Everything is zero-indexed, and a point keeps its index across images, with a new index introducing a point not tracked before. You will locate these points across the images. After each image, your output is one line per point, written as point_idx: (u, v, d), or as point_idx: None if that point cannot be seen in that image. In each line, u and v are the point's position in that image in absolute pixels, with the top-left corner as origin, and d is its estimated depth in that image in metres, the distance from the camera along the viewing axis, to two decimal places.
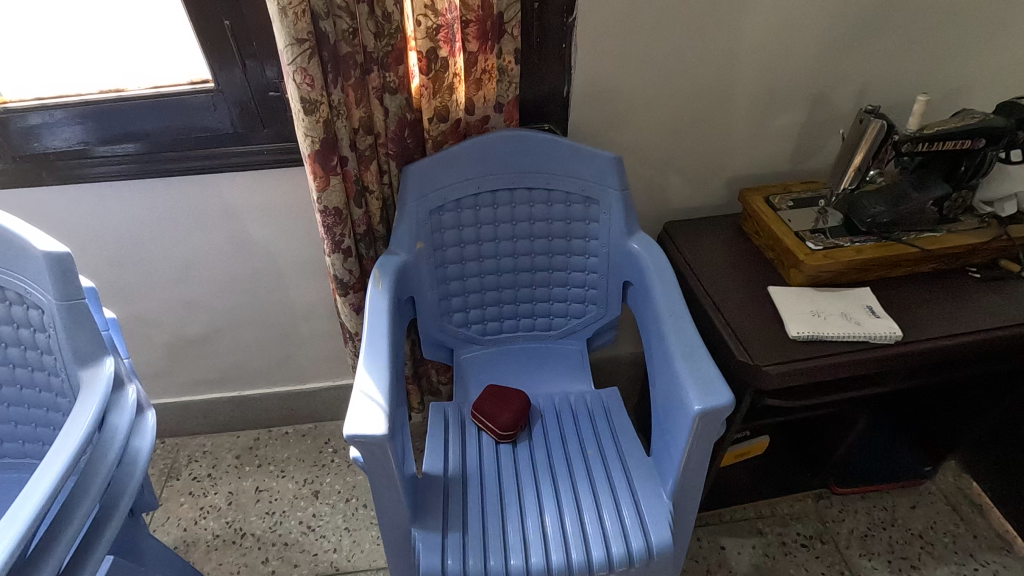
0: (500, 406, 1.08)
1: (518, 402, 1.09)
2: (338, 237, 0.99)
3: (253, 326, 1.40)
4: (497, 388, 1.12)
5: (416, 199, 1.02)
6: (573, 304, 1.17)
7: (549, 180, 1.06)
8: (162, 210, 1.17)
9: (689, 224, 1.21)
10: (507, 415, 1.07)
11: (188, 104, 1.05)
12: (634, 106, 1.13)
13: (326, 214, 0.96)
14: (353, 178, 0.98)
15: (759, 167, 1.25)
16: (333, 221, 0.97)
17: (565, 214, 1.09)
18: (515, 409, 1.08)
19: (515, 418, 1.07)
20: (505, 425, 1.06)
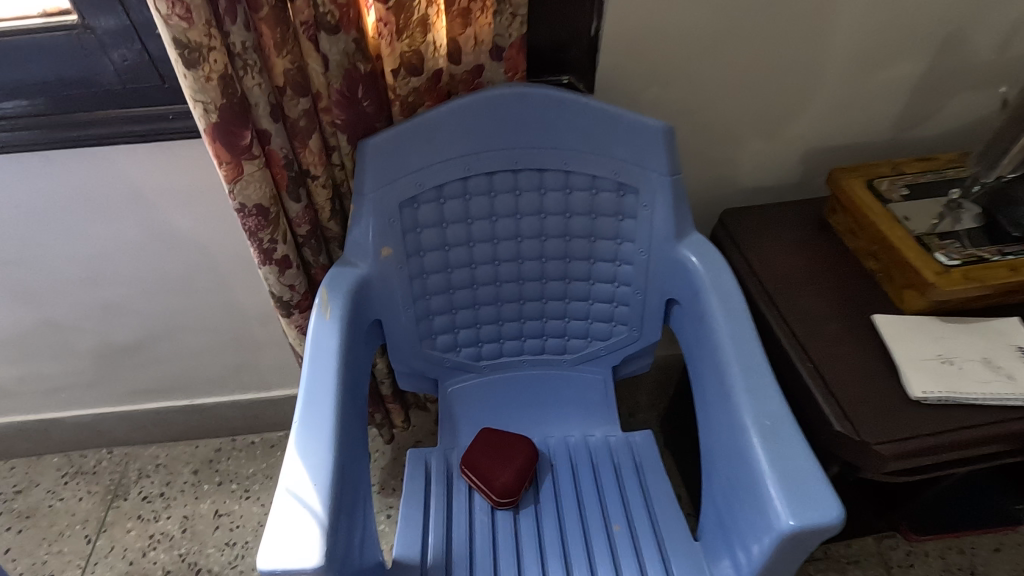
0: (497, 460, 0.82)
1: (521, 457, 0.82)
2: (267, 244, 0.71)
3: (195, 331, 1.13)
4: (494, 434, 0.86)
5: (380, 187, 0.73)
6: (595, 323, 0.87)
7: (568, 159, 0.76)
8: (48, 194, 0.88)
9: (753, 216, 0.89)
10: (507, 473, 0.81)
11: (52, 47, 0.73)
12: (690, 48, 0.80)
13: (245, 214, 0.67)
14: (283, 164, 0.67)
15: (853, 134, 0.92)
16: (257, 224, 0.68)
17: (589, 206, 0.78)
18: (516, 467, 0.81)
19: (517, 478, 0.81)
20: (503, 487, 0.80)
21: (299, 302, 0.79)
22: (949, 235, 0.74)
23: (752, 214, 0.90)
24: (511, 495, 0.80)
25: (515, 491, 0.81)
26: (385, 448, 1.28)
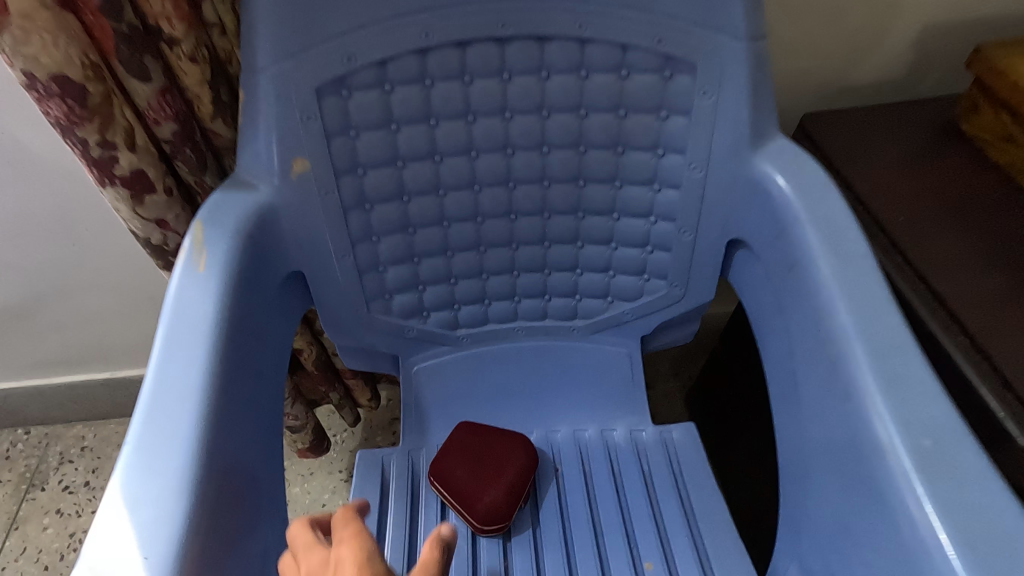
0: (479, 472, 0.58)
1: (512, 468, 0.58)
2: (101, 150, 0.46)
3: (93, 288, 0.87)
4: (476, 433, 0.61)
5: (289, 61, 0.46)
6: (619, 276, 0.61)
7: (586, 18, 0.48)
8: None
9: (853, 126, 0.62)
10: (493, 490, 0.57)
11: None
12: None
13: (50, 96, 0.44)
14: (99, 4, 0.43)
15: (993, 0, 0.64)
16: (72, 112, 0.44)
17: (617, 95, 0.51)
18: (506, 483, 0.57)
19: (507, 497, 0.57)
20: (487, 511, 0.56)
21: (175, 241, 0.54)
22: None
23: (852, 123, 0.62)
24: (500, 521, 0.56)
25: (505, 516, 0.56)
26: (352, 429, 1.04)
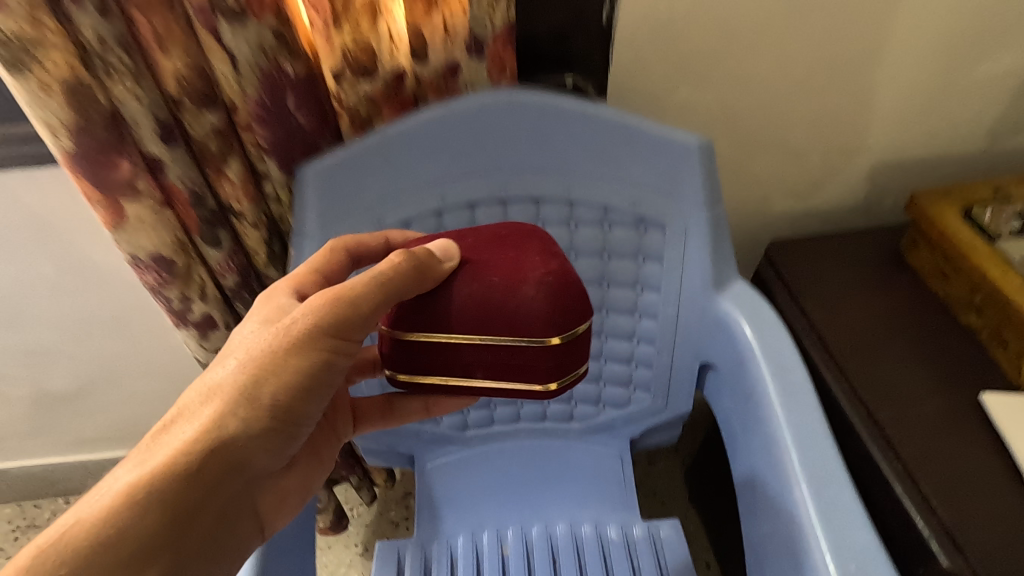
0: (494, 256, 0.41)
1: (529, 258, 0.40)
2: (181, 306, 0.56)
3: None
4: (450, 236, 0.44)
5: (324, 228, 0.55)
6: (608, 388, 0.69)
7: (570, 188, 0.58)
8: None
9: (825, 245, 0.72)
10: (529, 258, 0.40)
11: None
12: (724, 44, 0.62)
13: (146, 271, 0.53)
14: (189, 197, 0.52)
15: (925, 145, 0.74)
16: (160, 281, 0.54)
17: (602, 246, 0.60)
18: (524, 259, 0.40)
19: (558, 269, 0.40)
20: (550, 294, 0.38)
21: (137, 118, 0.46)
22: None
23: (825, 241, 0.73)
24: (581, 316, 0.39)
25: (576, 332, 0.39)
26: (368, 506, 1.05)
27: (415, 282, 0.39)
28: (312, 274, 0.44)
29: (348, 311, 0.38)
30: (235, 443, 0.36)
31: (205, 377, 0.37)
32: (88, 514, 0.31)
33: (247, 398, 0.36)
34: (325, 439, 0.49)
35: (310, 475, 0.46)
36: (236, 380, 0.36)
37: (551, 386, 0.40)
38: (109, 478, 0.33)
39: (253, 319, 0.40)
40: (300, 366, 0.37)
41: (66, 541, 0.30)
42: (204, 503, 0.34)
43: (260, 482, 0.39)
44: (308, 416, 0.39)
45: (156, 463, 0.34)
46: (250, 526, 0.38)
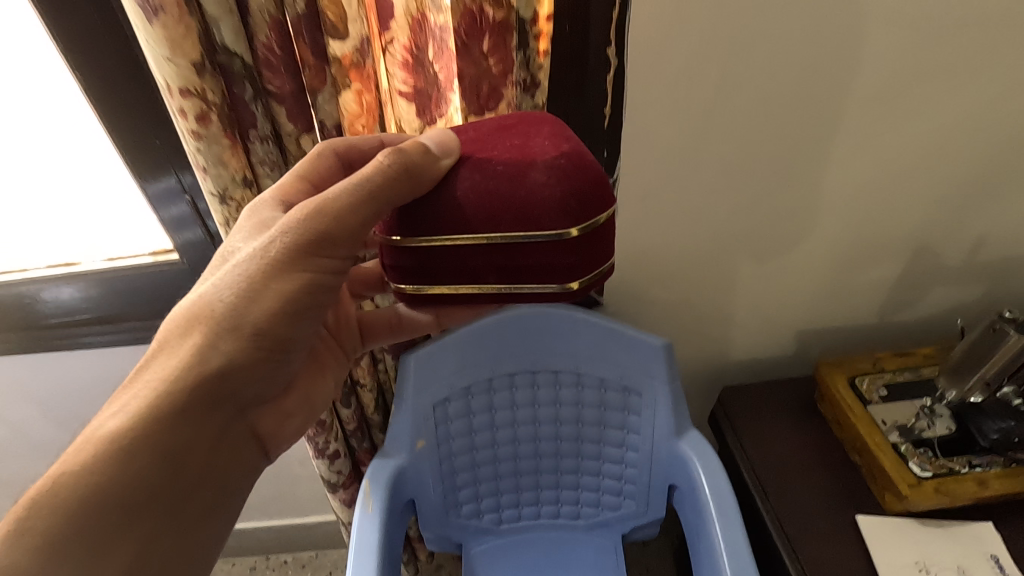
0: (507, 147, 0.52)
1: (531, 141, 0.52)
2: (323, 443, 0.87)
3: None
4: (463, 131, 0.57)
5: (417, 392, 0.84)
6: (605, 494, 0.96)
7: (579, 363, 0.88)
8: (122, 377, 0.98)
9: (764, 392, 0.99)
10: (539, 145, 0.52)
11: (145, 280, 0.89)
12: (686, 263, 0.90)
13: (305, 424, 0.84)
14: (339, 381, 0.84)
15: (840, 319, 1.00)
16: (314, 431, 0.84)
17: (599, 399, 0.90)
18: (533, 138, 0.53)
19: (566, 152, 0.50)
20: (558, 174, 0.49)
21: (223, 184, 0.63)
22: (924, 442, 0.82)
23: (765, 389, 0.99)
24: (588, 196, 0.49)
25: (584, 197, 0.49)
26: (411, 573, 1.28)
27: (407, 179, 0.51)
28: (298, 179, 0.59)
29: (330, 220, 0.52)
30: (222, 367, 0.53)
31: (207, 291, 0.54)
32: (104, 433, 0.48)
33: (240, 311, 0.53)
34: (331, 356, 0.72)
35: (308, 394, 0.68)
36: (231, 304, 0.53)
37: (574, 284, 0.52)
38: (117, 400, 0.51)
39: (246, 223, 0.57)
40: (282, 290, 0.54)
41: (92, 453, 0.47)
42: (194, 437, 0.52)
43: (245, 413, 0.58)
44: (291, 341, 0.57)
45: (159, 379, 0.51)
46: (253, 449, 0.60)
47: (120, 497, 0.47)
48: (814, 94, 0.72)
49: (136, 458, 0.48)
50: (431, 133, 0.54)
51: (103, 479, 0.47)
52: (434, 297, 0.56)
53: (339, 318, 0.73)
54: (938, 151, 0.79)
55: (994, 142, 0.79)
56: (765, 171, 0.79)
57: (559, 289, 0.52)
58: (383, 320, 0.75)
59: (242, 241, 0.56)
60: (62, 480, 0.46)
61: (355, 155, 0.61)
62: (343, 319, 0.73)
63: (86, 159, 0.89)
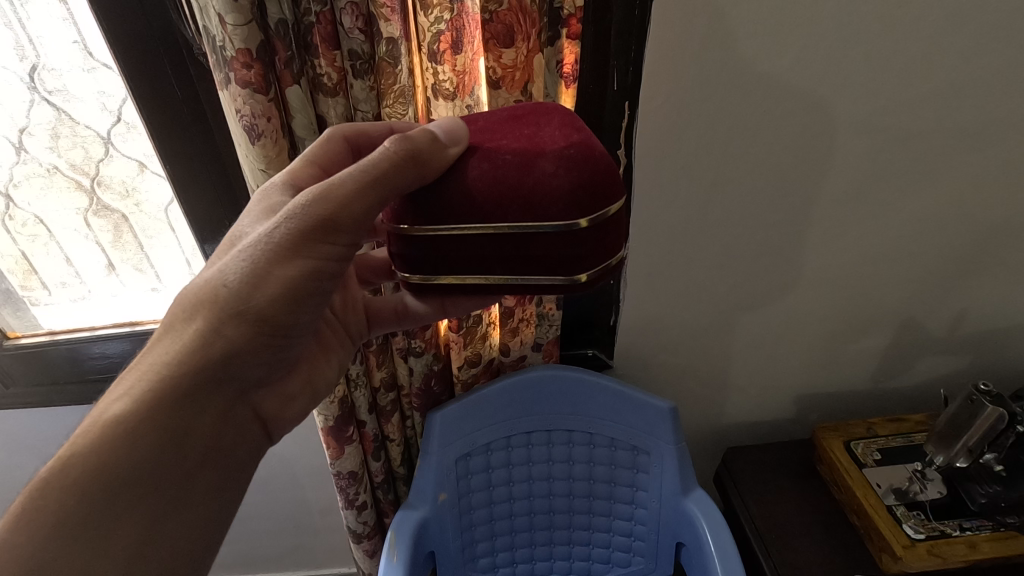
0: (517, 136, 0.51)
1: (541, 128, 0.51)
2: (352, 495, 0.93)
3: (254, 523, 1.24)
4: (471, 121, 0.56)
5: (441, 448, 0.90)
6: (616, 551, 1.00)
7: (592, 424, 0.95)
8: None
9: (767, 454, 1.05)
10: (549, 134, 0.50)
11: None
12: (691, 331, 0.98)
13: (339, 476, 0.91)
14: (372, 435, 0.91)
15: (836, 385, 1.07)
16: (347, 483, 0.91)
17: (610, 458, 0.96)
18: (543, 127, 0.52)
19: (576, 142, 0.49)
20: (567, 163, 0.47)
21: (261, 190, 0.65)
22: (917, 505, 0.88)
23: (768, 451, 1.05)
24: (597, 185, 0.48)
25: (594, 187, 0.47)
26: None
27: (414, 166, 0.48)
28: (307, 164, 0.57)
29: (336, 205, 0.47)
30: (227, 352, 0.49)
31: (212, 271, 0.49)
32: (109, 417, 0.45)
33: (245, 296, 0.48)
34: (337, 340, 0.69)
35: (310, 374, 0.64)
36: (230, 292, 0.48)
37: (581, 277, 0.50)
38: (120, 384, 0.48)
39: (254, 208, 0.55)
40: (288, 276, 0.48)
41: (95, 439, 0.44)
42: (192, 425, 0.48)
43: (248, 396, 0.54)
44: (295, 327, 0.52)
45: (161, 364, 0.48)
46: (257, 432, 0.56)
47: (122, 482, 0.44)
48: (800, 191, 0.82)
49: (143, 440, 0.45)
50: (439, 121, 0.52)
51: (106, 465, 0.44)
52: (442, 287, 0.54)
53: (346, 302, 0.70)
54: (914, 237, 0.88)
55: (966, 233, 0.88)
56: (758, 254, 0.89)
57: (565, 281, 0.50)
58: (388, 308, 0.71)
59: (253, 226, 0.53)
60: (67, 465, 0.43)
61: (365, 141, 0.59)
62: (349, 303, 0.70)
63: (157, 232, 0.99)
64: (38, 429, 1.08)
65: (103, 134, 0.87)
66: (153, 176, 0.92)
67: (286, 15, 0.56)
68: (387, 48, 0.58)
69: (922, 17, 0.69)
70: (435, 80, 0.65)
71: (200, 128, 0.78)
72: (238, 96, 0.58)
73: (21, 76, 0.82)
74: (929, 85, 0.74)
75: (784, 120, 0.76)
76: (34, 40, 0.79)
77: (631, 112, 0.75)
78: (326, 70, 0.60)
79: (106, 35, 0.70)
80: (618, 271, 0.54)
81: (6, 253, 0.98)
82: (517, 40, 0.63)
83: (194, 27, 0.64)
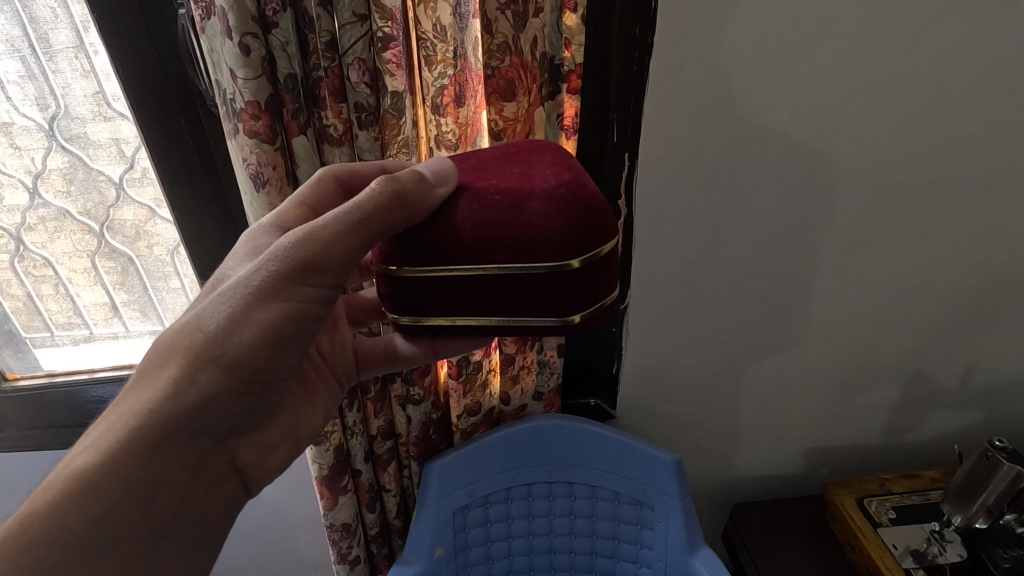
0: (508, 175, 0.51)
1: (532, 167, 0.52)
2: (345, 548, 0.90)
3: None
4: (464, 160, 0.57)
5: (438, 500, 0.87)
6: None
7: (594, 477, 0.92)
8: None
9: (776, 510, 1.01)
10: (540, 173, 0.50)
11: None
12: (694, 381, 0.96)
13: (332, 529, 0.88)
14: (367, 486, 0.89)
15: (845, 439, 1.04)
16: (340, 535, 0.88)
17: (613, 513, 0.93)
18: (534, 166, 0.52)
19: (567, 181, 0.48)
20: (558, 204, 0.47)
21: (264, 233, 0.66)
22: (937, 568, 0.83)
23: (776, 507, 1.01)
24: (589, 226, 0.48)
25: (585, 228, 0.47)
26: None
27: (401, 206, 0.49)
28: (297, 204, 0.58)
29: (320, 248, 0.48)
30: (201, 400, 0.48)
31: (191, 315, 0.49)
32: (74, 469, 0.44)
33: (222, 341, 0.47)
34: (323, 382, 0.68)
35: (293, 420, 0.64)
36: (206, 337, 0.48)
37: (575, 318, 0.50)
38: (89, 435, 0.46)
39: (240, 249, 0.55)
40: (267, 320, 0.48)
41: (59, 493, 0.43)
42: (162, 478, 0.47)
43: (225, 445, 0.53)
44: (274, 372, 0.52)
45: (133, 413, 0.47)
46: (234, 484, 0.55)
47: (85, 541, 0.42)
48: (801, 241, 0.83)
49: (108, 494, 0.44)
50: (430, 161, 0.52)
51: (67, 521, 0.42)
52: (432, 328, 0.54)
53: (336, 345, 0.70)
54: (917, 289, 0.88)
55: (971, 284, 0.88)
56: (761, 304, 0.88)
57: (559, 323, 0.50)
58: (378, 350, 0.70)
59: (237, 267, 0.54)
60: (26, 523, 0.41)
61: (356, 181, 0.60)
62: (339, 345, 0.70)
63: (162, 275, 1.00)
64: (30, 474, 1.06)
65: (115, 179, 0.89)
66: (161, 221, 0.94)
67: (295, 70, 0.59)
68: (393, 101, 0.61)
69: (912, 76, 0.71)
70: (438, 131, 0.66)
71: (210, 176, 0.80)
72: (245, 145, 0.60)
73: (41, 124, 0.85)
74: (924, 139, 0.76)
75: (782, 172, 0.77)
76: (56, 91, 0.82)
77: (630, 164, 0.76)
78: (332, 122, 0.62)
79: (123, 87, 0.73)
80: (612, 311, 0.54)
81: (13, 294, 0.99)
82: (518, 95, 0.66)
83: (207, 80, 0.67)
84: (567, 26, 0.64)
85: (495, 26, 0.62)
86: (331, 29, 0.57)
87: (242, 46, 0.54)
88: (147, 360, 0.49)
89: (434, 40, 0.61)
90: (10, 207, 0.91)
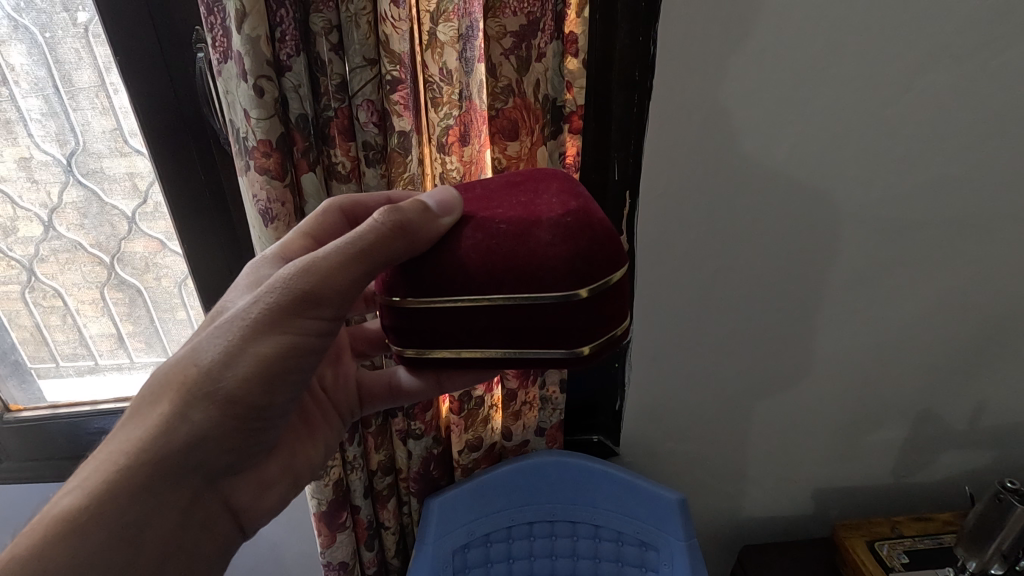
0: (514, 205, 0.52)
1: (540, 195, 0.53)
2: None
3: None
4: (470, 189, 0.58)
5: (438, 538, 0.85)
6: None
7: (597, 515, 0.90)
8: None
9: (784, 553, 0.98)
10: (547, 202, 0.51)
11: None
12: (698, 419, 0.95)
13: (330, 567, 0.86)
14: (366, 523, 0.87)
15: (853, 480, 1.02)
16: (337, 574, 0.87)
17: (617, 554, 0.91)
18: (542, 194, 0.53)
19: (574, 210, 0.49)
20: (564, 232, 0.48)
21: None
22: None
23: (784, 550, 0.99)
24: (595, 254, 0.48)
25: (592, 257, 0.48)
26: None
27: (403, 236, 0.49)
28: (301, 235, 0.59)
29: (318, 279, 0.48)
30: (194, 436, 0.48)
31: (187, 350, 0.49)
32: (62, 510, 0.43)
33: (216, 375, 0.48)
34: (324, 418, 0.69)
35: (291, 455, 0.64)
36: (201, 372, 0.48)
37: (582, 350, 0.50)
38: (78, 474, 0.46)
39: (242, 280, 0.56)
40: (264, 353, 0.48)
41: (44, 537, 0.42)
42: (150, 518, 0.46)
43: (219, 484, 0.53)
44: (270, 408, 0.52)
45: (123, 451, 0.47)
46: (225, 524, 0.55)
47: None
48: (803, 279, 0.83)
49: (94, 534, 0.43)
50: (433, 191, 0.53)
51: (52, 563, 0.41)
52: (436, 360, 0.54)
53: (338, 378, 0.70)
54: (921, 327, 0.88)
55: (975, 323, 0.88)
56: (764, 341, 0.88)
57: (566, 355, 0.51)
58: (381, 383, 0.70)
59: (238, 298, 0.55)
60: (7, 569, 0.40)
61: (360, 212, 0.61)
62: (341, 378, 0.70)
63: (169, 306, 1.01)
64: (26, 506, 1.06)
65: (128, 213, 0.92)
66: (171, 253, 0.96)
67: (306, 111, 0.61)
68: (399, 140, 0.62)
69: (905, 120, 0.73)
70: (443, 168, 0.68)
71: (219, 211, 0.82)
72: (257, 181, 0.62)
73: (59, 159, 0.87)
74: (922, 179, 0.77)
75: (781, 211, 0.78)
76: (75, 128, 0.85)
77: (631, 202, 0.78)
78: (341, 159, 0.64)
79: (140, 125, 0.75)
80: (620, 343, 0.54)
81: (21, 324, 1.00)
82: (522, 134, 0.68)
83: (222, 119, 0.69)
84: (570, 69, 0.68)
85: (499, 70, 0.64)
86: (342, 72, 0.60)
87: (256, 88, 0.57)
88: (140, 396, 0.49)
89: (439, 83, 0.62)
90: (24, 239, 0.93)
